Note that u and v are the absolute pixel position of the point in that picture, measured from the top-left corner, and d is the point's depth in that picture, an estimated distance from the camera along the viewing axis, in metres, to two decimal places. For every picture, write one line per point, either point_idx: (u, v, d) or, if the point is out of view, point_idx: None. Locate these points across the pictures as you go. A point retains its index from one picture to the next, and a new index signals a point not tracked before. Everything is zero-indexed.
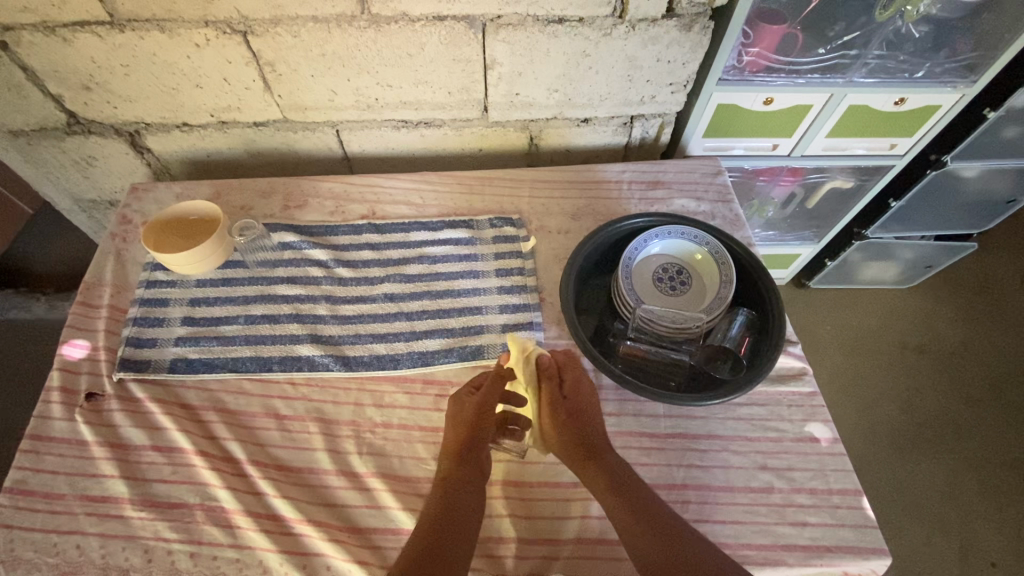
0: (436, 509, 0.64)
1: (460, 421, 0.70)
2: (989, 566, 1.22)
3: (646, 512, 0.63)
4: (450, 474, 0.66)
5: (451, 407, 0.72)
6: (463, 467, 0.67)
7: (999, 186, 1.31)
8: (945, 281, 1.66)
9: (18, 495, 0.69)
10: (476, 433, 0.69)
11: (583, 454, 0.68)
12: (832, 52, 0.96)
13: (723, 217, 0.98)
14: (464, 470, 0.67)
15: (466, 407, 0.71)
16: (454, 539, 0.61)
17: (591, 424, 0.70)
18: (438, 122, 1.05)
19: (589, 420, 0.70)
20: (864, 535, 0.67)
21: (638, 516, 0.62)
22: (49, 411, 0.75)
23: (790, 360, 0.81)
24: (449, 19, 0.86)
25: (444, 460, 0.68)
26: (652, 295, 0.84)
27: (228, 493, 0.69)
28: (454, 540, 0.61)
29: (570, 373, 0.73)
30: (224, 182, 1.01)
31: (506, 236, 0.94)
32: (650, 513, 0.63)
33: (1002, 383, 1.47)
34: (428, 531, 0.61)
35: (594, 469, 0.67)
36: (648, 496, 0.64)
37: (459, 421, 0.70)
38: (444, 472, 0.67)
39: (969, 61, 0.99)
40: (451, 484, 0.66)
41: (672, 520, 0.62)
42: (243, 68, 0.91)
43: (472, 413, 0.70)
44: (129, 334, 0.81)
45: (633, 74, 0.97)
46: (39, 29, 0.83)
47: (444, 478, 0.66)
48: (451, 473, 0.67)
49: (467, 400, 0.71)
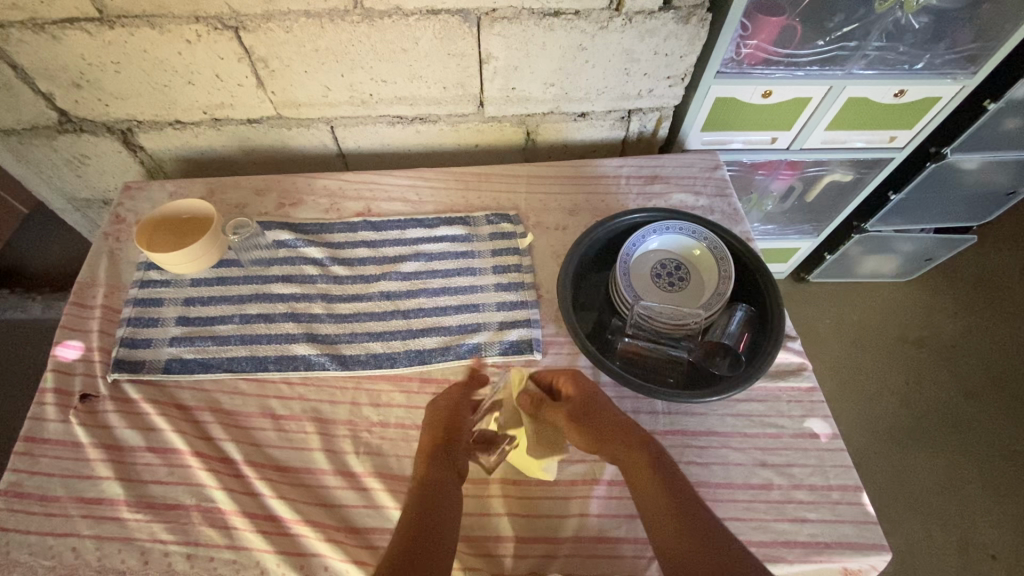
0: (412, 509, 0.62)
1: (428, 428, 0.71)
2: (990, 558, 1.22)
3: (667, 490, 0.61)
4: (425, 475, 0.65)
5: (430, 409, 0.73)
6: (434, 469, 0.66)
7: (999, 178, 1.30)
8: (944, 274, 1.66)
9: (13, 498, 0.68)
10: (445, 435, 0.69)
11: (613, 447, 0.66)
12: (831, 44, 0.94)
13: (722, 212, 0.97)
14: (439, 471, 0.66)
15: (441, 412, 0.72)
16: (435, 535, 0.59)
17: (611, 416, 0.69)
18: (433, 118, 1.04)
19: (606, 416, 0.69)
20: (864, 531, 0.67)
21: (663, 500, 0.60)
22: (43, 413, 0.74)
23: (789, 355, 0.81)
24: (444, 13, 0.85)
25: (418, 465, 0.67)
26: (652, 291, 0.83)
27: (224, 494, 0.69)
28: (434, 533, 0.59)
29: (564, 380, 0.73)
30: (217, 180, 1.00)
31: (503, 232, 0.93)
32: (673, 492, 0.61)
33: (1002, 377, 1.47)
34: (409, 527, 0.59)
35: (620, 458, 0.66)
36: (675, 478, 0.63)
37: (426, 430, 0.71)
38: (419, 475, 0.66)
39: (969, 52, 0.97)
40: (426, 485, 0.64)
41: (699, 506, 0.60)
42: (235, 65, 0.90)
43: (432, 417, 0.72)
44: (123, 335, 0.80)
45: (630, 68, 0.96)
46: (27, 26, 0.82)
47: (419, 480, 0.65)
48: (426, 473, 0.65)
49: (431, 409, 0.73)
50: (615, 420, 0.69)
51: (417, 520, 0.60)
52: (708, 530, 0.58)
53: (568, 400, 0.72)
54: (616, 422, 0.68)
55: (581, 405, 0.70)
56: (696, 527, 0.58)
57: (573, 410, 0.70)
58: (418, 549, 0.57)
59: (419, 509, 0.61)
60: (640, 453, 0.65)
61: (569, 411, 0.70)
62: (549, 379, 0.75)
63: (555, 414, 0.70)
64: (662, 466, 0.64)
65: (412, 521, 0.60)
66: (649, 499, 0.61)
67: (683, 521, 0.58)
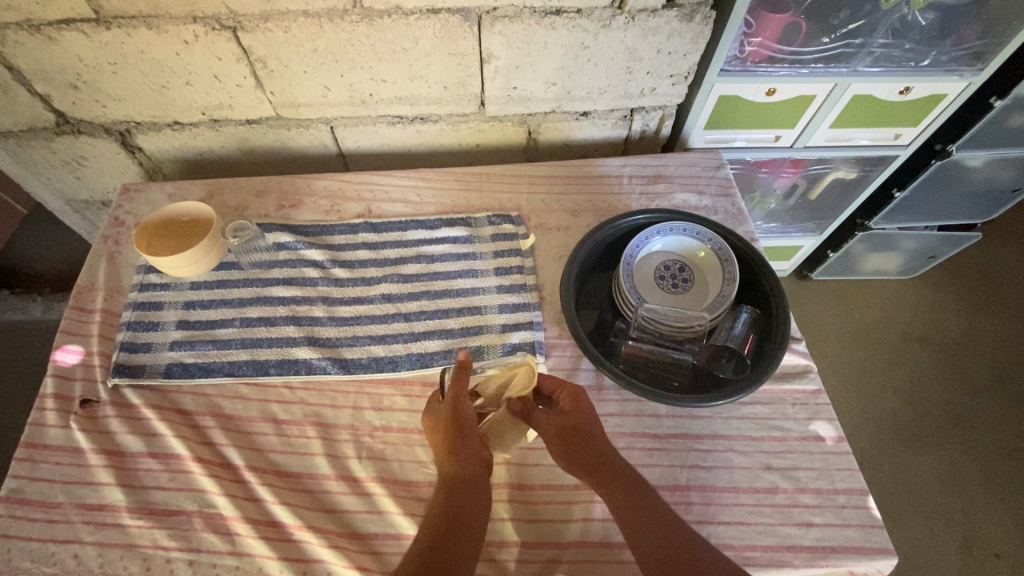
0: (442, 506, 0.62)
1: (443, 424, 0.67)
2: (993, 557, 1.21)
3: (650, 519, 0.61)
4: (453, 472, 0.64)
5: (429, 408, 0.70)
6: (462, 465, 0.64)
7: (1005, 175, 1.28)
8: (948, 271, 1.65)
9: (14, 504, 0.68)
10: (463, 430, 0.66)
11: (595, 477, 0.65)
12: (837, 41, 0.93)
13: (726, 211, 0.96)
14: (467, 468, 0.65)
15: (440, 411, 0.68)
16: (469, 532, 0.60)
17: (595, 439, 0.67)
18: (434, 117, 1.03)
19: (594, 439, 0.67)
20: (870, 535, 0.66)
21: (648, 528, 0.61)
22: (44, 418, 0.74)
23: (793, 358, 0.80)
24: (444, 12, 0.84)
25: (443, 461, 0.66)
26: (654, 293, 0.83)
27: (226, 500, 0.68)
28: (468, 529, 0.60)
29: (567, 397, 0.69)
30: (216, 181, 0.99)
31: (505, 234, 0.92)
32: (656, 521, 0.61)
33: (1005, 374, 1.46)
34: (441, 525, 0.60)
35: (600, 488, 0.65)
36: (658, 506, 0.62)
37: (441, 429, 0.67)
38: (445, 471, 0.65)
39: (975, 49, 0.96)
40: (456, 483, 0.64)
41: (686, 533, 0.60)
42: (233, 65, 0.89)
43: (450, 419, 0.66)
44: (123, 339, 0.80)
45: (633, 66, 0.95)
46: (23, 27, 0.81)
47: (446, 476, 0.64)
48: (454, 470, 0.64)
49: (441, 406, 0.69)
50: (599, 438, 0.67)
51: (450, 517, 0.61)
52: (696, 554, 0.59)
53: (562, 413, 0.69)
54: (597, 446, 0.67)
55: (570, 425, 0.68)
56: (685, 556, 0.58)
57: (561, 426, 0.68)
58: (453, 547, 0.58)
59: (451, 507, 0.62)
60: (621, 483, 0.64)
61: (559, 429, 0.68)
62: (551, 387, 0.70)
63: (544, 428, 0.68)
64: (646, 495, 0.63)
65: (445, 517, 0.61)
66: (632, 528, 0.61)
67: (672, 549, 0.59)
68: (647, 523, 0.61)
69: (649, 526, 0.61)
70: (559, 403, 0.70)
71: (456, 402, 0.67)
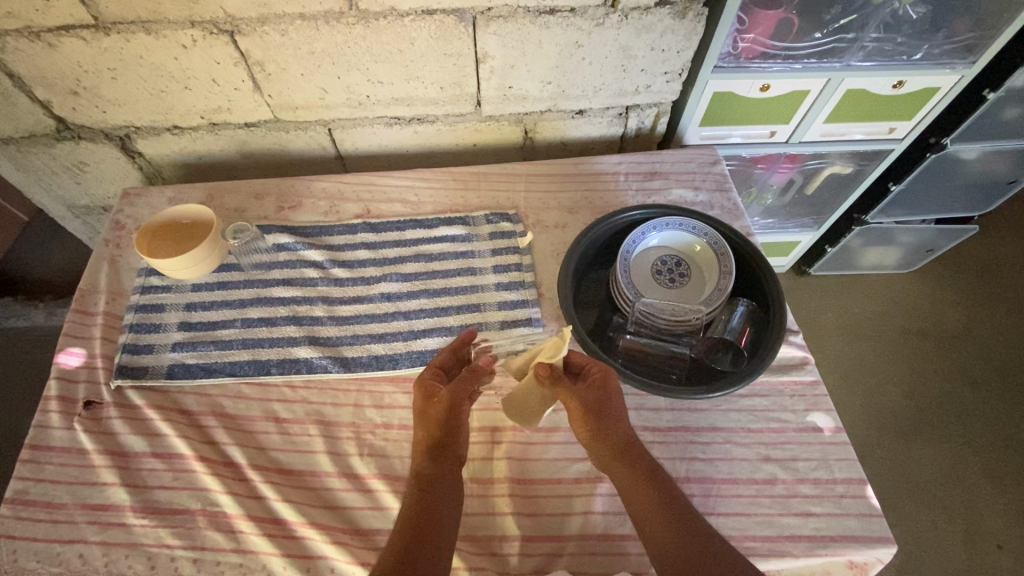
0: (416, 502, 0.62)
1: (428, 418, 0.68)
2: (995, 548, 1.22)
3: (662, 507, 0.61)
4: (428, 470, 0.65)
5: (418, 401, 0.69)
6: (442, 463, 0.66)
7: (1001, 166, 1.29)
8: (946, 265, 1.65)
9: (19, 505, 0.68)
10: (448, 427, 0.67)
11: (615, 454, 0.66)
12: (829, 36, 0.93)
13: (722, 207, 0.97)
14: (442, 466, 0.65)
15: (435, 400, 0.68)
16: (441, 527, 0.60)
17: (615, 423, 0.67)
18: (431, 118, 1.04)
19: (619, 417, 0.67)
20: (869, 524, 0.67)
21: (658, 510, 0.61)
22: (48, 420, 0.74)
23: (790, 350, 0.81)
24: (439, 13, 0.84)
25: (419, 456, 0.67)
26: (652, 287, 0.84)
27: (229, 498, 0.69)
28: (440, 524, 0.60)
29: (598, 372, 0.68)
30: (216, 185, 1.00)
31: (503, 231, 0.93)
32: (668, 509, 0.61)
33: (1007, 366, 1.46)
34: (412, 522, 0.60)
35: (616, 473, 0.65)
36: (670, 489, 0.63)
37: (427, 421, 0.67)
38: (420, 469, 0.65)
39: (967, 41, 0.96)
40: (428, 478, 0.64)
41: (696, 518, 0.61)
42: (232, 68, 0.89)
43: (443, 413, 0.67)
44: (126, 341, 0.81)
45: (627, 65, 0.96)
46: (23, 34, 0.82)
47: (420, 473, 0.65)
48: (428, 468, 0.65)
49: (435, 392, 0.68)
50: (621, 424, 0.67)
51: (421, 515, 0.61)
52: (707, 544, 0.58)
53: (591, 388, 0.68)
54: (622, 425, 0.67)
55: (598, 401, 0.67)
56: (696, 545, 0.58)
57: (589, 401, 0.67)
58: (425, 543, 0.58)
59: (424, 502, 0.62)
60: (639, 465, 0.64)
61: (585, 404, 0.67)
62: (580, 362, 0.70)
63: (571, 401, 0.68)
64: (660, 479, 0.64)
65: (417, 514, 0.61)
66: (642, 514, 0.62)
67: (682, 538, 0.59)
68: (659, 509, 0.61)
69: (662, 509, 0.61)
70: (590, 377, 0.69)
71: (456, 398, 0.68)
